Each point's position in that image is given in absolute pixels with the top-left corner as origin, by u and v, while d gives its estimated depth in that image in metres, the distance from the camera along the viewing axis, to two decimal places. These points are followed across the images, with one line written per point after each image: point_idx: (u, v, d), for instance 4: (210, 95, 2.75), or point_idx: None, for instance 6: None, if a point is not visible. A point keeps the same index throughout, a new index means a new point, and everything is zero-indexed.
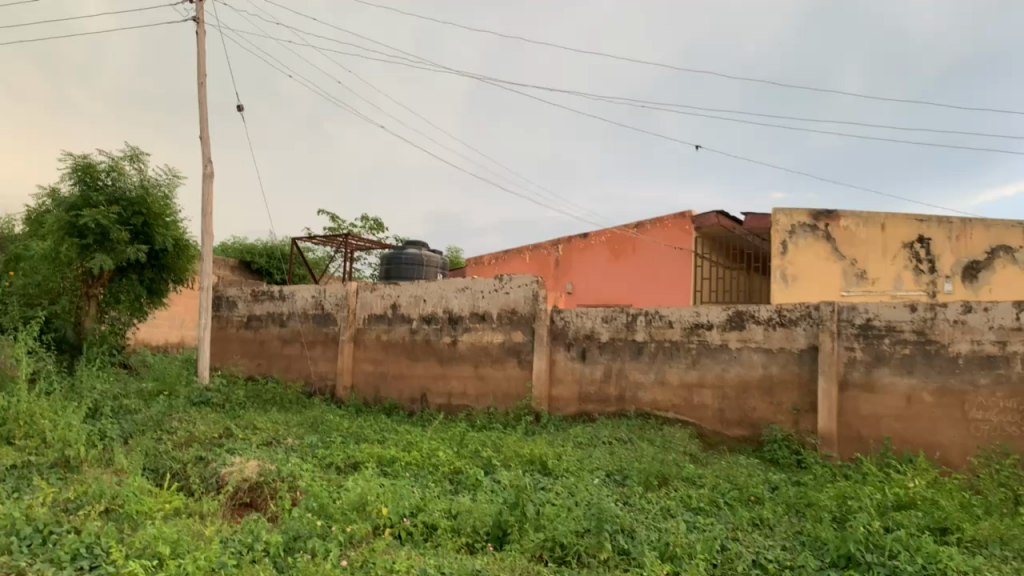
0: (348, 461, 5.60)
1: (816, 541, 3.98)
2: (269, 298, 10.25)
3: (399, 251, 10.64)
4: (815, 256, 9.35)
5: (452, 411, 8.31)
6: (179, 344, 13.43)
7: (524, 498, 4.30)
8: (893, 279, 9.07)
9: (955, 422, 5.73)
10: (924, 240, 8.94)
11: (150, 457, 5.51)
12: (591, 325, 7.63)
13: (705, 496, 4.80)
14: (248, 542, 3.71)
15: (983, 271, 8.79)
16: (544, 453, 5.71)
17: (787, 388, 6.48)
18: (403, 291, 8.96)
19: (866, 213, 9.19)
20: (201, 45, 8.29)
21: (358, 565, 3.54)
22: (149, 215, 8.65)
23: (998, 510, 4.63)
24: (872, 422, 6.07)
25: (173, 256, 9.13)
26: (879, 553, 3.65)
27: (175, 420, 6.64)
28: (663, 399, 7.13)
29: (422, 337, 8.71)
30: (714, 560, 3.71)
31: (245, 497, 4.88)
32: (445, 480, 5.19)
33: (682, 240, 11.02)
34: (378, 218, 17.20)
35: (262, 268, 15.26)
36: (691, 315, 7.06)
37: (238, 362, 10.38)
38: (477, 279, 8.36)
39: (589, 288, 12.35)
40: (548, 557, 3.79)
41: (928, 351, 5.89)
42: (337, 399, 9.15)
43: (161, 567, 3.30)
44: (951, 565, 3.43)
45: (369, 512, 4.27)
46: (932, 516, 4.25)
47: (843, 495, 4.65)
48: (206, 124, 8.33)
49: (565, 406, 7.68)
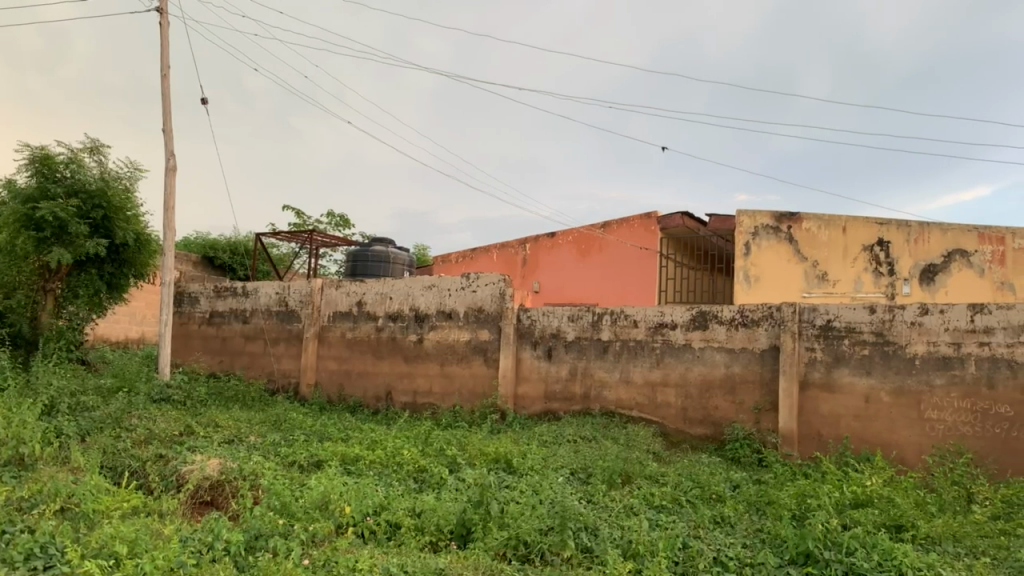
0: (311, 459, 5.56)
1: (775, 539, 4.03)
2: (231, 294, 10.12)
3: (365, 248, 10.56)
4: (777, 257, 9.47)
5: (417, 409, 8.29)
6: (139, 340, 13.21)
7: (488, 497, 4.30)
8: (853, 280, 9.23)
9: (911, 422, 5.86)
10: (884, 243, 9.13)
11: (109, 455, 5.42)
12: (557, 324, 7.66)
13: (667, 494, 4.84)
14: (208, 541, 3.66)
15: (940, 274, 9.01)
16: (509, 451, 5.71)
17: (749, 387, 6.57)
18: (369, 289, 8.91)
19: (828, 215, 9.33)
20: (164, 37, 8.16)
21: (320, 565, 3.51)
22: (109, 208, 8.49)
23: (952, 508, 4.74)
24: (832, 422, 6.17)
25: (134, 250, 8.98)
26: (837, 550, 3.71)
27: (135, 417, 6.53)
28: (627, 398, 7.18)
29: (388, 335, 8.66)
30: (676, 558, 3.75)
31: (206, 495, 4.80)
32: (409, 479, 5.17)
33: (647, 240, 11.04)
34: (344, 215, 17.05)
35: (225, 263, 15.06)
36: (656, 315, 7.12)
37: (200, 359, 10.23)
38: (444, 277, 8.33)
39: (555, 287, 12.40)
40: (512, 555, 3.81)
41: (886, 351, 6.00)
42: (300, 397, 9.06)
43: (118, 566, 3.25)
44: (906, 562, 3.50)
45: (332, 510, 4.24)
46: (888, 513, 4.32)
47: (803, 493, 4.71)
48: (168, 117, 8.20)
49: (530, 405, 7.69)
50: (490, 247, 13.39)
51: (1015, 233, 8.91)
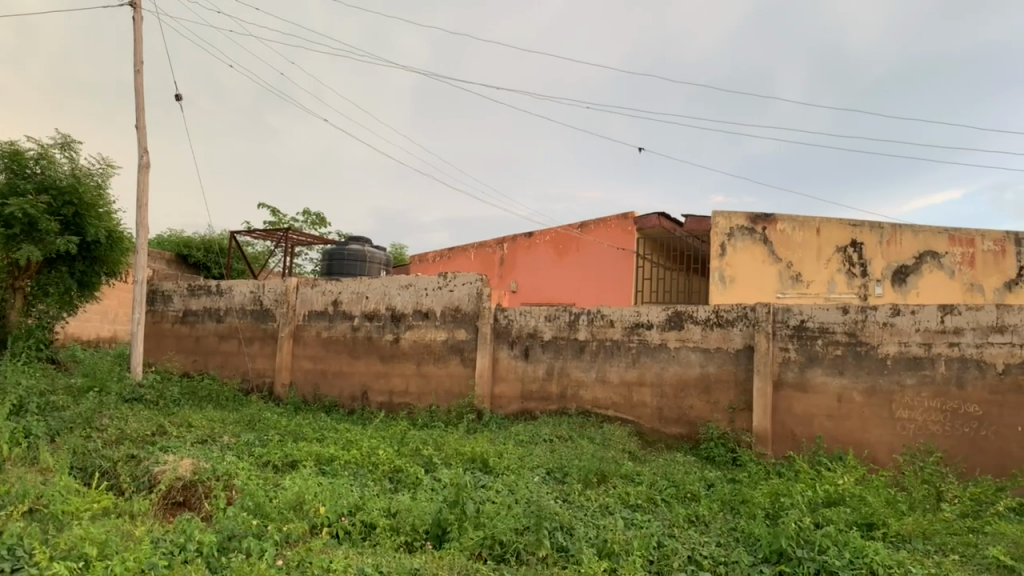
0: (286, 460, 5.51)
1: (749, 538, 4.07)
2: (205, 293, 10.02)
3: (341, 247, 10.50)
4: (752, 258, 9.51)
5: (393, 409, 8.25)
6: (111, 339, 13.04)
7: (464, 496, 4.29)
8: (826, 281, 9.32)
9: (883, 421, 5.93)
10: (857, 244, 9.24)
11: (79, 455, 5.34)
12: (534, 324, 7.66)
13: (642, 493, 4.87)
14: (180, 542, 3.61)
15: (912, 276, 9.14)
16: (485, 451, 5.71)
17: (724, 386, 6.61)
18: (345, 288, 8.87)
19: (802, 217, 9.41)
20: (138, 31, 8.06)
21: (295, 565, 3.48)
22: (80, 206, 8.38)
23: (922, 506, 4.81)
24: (805, 421, 6.24)
25: (106, 248, 8.86)
26: (810, 548, 3.74)
27: (105, 417, 6.43)
28: (603, 397, 7.20)
29: (364, 334, 8.62)
30: (650, 556, 3.77)
31: (178, 496, 4.74)
32: (385, 479, 5.14)
33: (624, 240, 11.10)
34: (320, 213, 16.95)
35: (199, 262, 14.91)
36: (632, 315, 7.15)
37: (173, 359, 10.11)
38: (421, 276, 8.31)
39: (532, 287, 12.42)
40: (487, 555, 3.80)
41: (859, 352, 6.08)
42: (275, 396, 8.99)
43: (88, 568, 3.20)
44: (877, 560, 3.55)
45: (306, 511, 4.21)
46: (859, 511, 4.38)
47: (776, 492, 4.76)
48: (142, 113, 8.10)
49: (507, 404, 7.69)
50: (467, 246, 13.36)
51: (985, 235, 9.11)
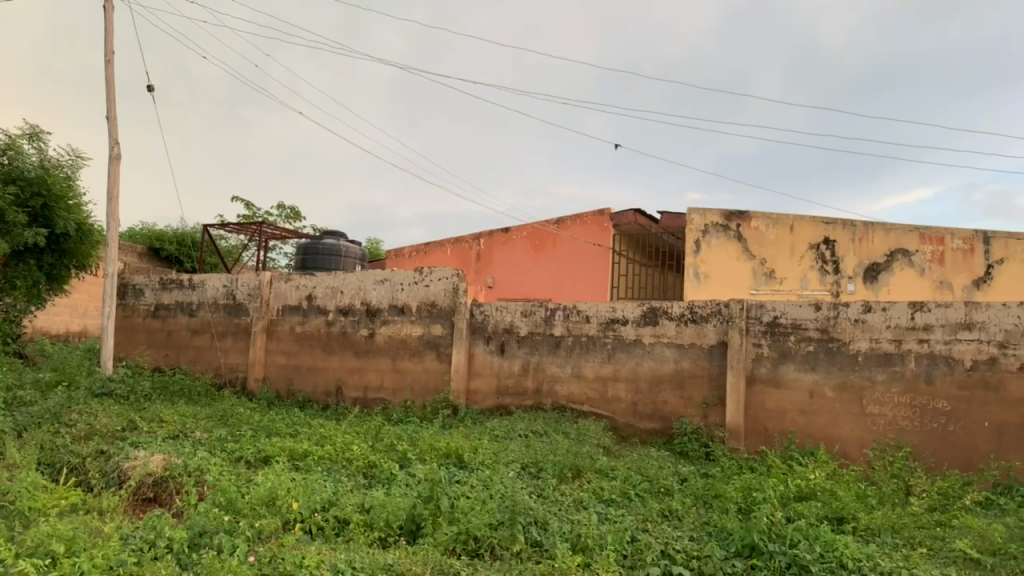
0: (258, 455, 5.47)
1: (721, 532, 4.10)
2: (178, 286, 9.90)
3: (315, 241, 10.42)
4: (726, 255, 9.59)
5: (367, 404, 8.21)
6: (81, 333, 12.86)
7: (439, 492, 4.29)
8: (800, 278, 9.42)
9: (854, 417, 6.00)
10: (830, 242, 9.34)
11: (47, 451, 5.25)
12: (510, 319, 7.65)
13: (616, 488, 4.89)
14: (150, 539, 3.57)
15: (883, 273, 9.26)
16: (460, 446, 5.71)
17: (697, 382, 6.66)
18: (320, 282, 8.80)
19: (775, 215, 9.49)
20: (109, 21, 7.93)
21: (266, 562, 3.44)
22: (49, 197, 8.26)
23: (891, 500, 4.87)
24: (778, 416, 6.29)
25: (75, 240, 8.75)
26: (781, 542, 3.78)
27: (74, 412, 6.35)
28: (578, 392, 7.23)
29: (338, 329, 8.57)
30: (623, 551, 3.78)
31: (149, 492, 4.69)
32: (359, 474, 5.12)
33: (600, 236, 11.16)
34: (294, 206, 16.82)
35: (171, 255, 14.77)
36: (608, 311, 7.18)
37: (144, 354, 9.99)
38: (396, 271, 8.28)
39: (508, 281, 12.42)
40: (461, 550, 3.78)
41: (831, 348, 6.15)
42: (248, 392, 8.92)
43: (54, 566, 3.15)
44: (846, 554, 3.58)
45: (279, 506, 4.18)
46: (830, 506, 4.43)
47: (749, 487, 4.81)
48: (112, 104, 7.98)
49: (482, 400, 7.68)
50: (444, 242, 13.29)
51: (955, 233, 9.21)
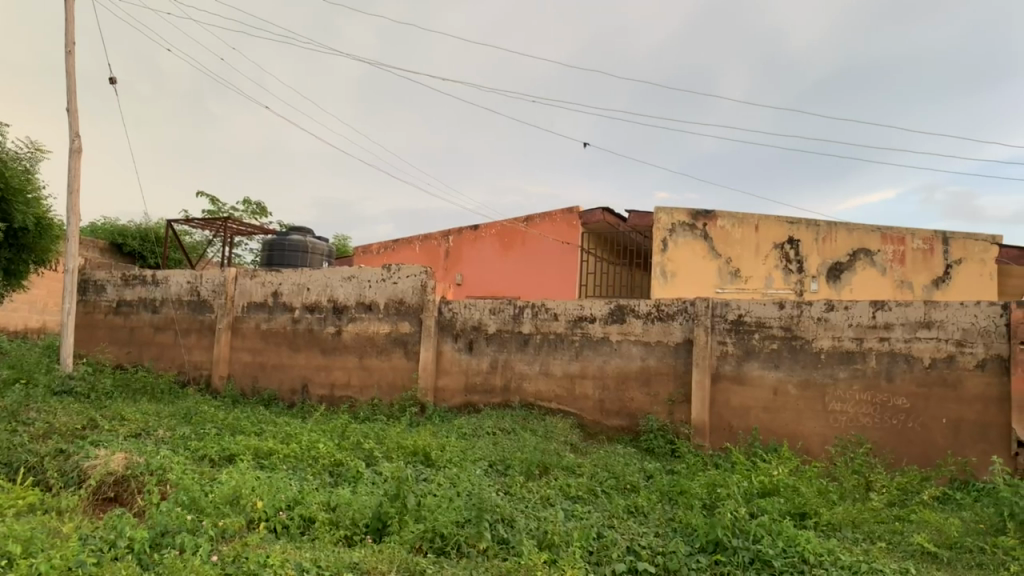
0: (222, 454, 5.41)
1: (686, 527, 4.13)
2: (141, 283, 9.75)
3: (281, 237, 10.30)
4: (692, 254, 9.65)
5: (334, 402, 8.16)
6: (40, 330, 12.62)
7: (405, 490, 4.28)
8: (764, 277, 9.53)
9: (816, 414, 6.10)
10: (794, 241, 9.47)
11: (4, 450, 5.14)
12: (478, 316, 7.64)
13: (583, 485, 4.91)
14: (110, 539, 3.52)
15: (846, 272, 9.43)
16: (428, 444, 5.69)
17: (663, 379, 6.72)
18: (285, 279, 8.72)
19: (741, 214, 9.59)
20: (70, 12, 7.78)
21: (230, 561, 3.41)
22: (6, 191, 8.06)
23: (852, 495, 4.96)
24: (742, 413, 6.37)
25: (33, 235, 8.55)
26: (745, 537, 3.83)
27: (33, 410, 6.22)
28: (546, 390, 7.25)
29: (304, 326, 8.50)
30: (589, 547, 3.80)
31: (110, 491, 4.60)
32: (324, 473, 5.08)
33: (568, 235, 11.19)
34: (260, 202, 16.65)
35: (134, 251, 14.55)
36: (576, 308, 7.21)
37: (105, 350, 9.82)
38: (363, 268, 8.23)
39: (476, 279, 12.41)
40: (427, 548, 3.77)
41: (794, 346, 6.24)
42: (212, 389, 8.80)
43: (10, 567, 3.09)
44: (808, 548, 3.65)
45: (243, 505, 4.14)
46: (792, 502, 4.50)
47: (713, 483, 4.86)
48: (73, 96, 7.83)
49: (449, 397, 7.67)
50: (413, 239, 13.20)
51: (915, 233, 9.41)
